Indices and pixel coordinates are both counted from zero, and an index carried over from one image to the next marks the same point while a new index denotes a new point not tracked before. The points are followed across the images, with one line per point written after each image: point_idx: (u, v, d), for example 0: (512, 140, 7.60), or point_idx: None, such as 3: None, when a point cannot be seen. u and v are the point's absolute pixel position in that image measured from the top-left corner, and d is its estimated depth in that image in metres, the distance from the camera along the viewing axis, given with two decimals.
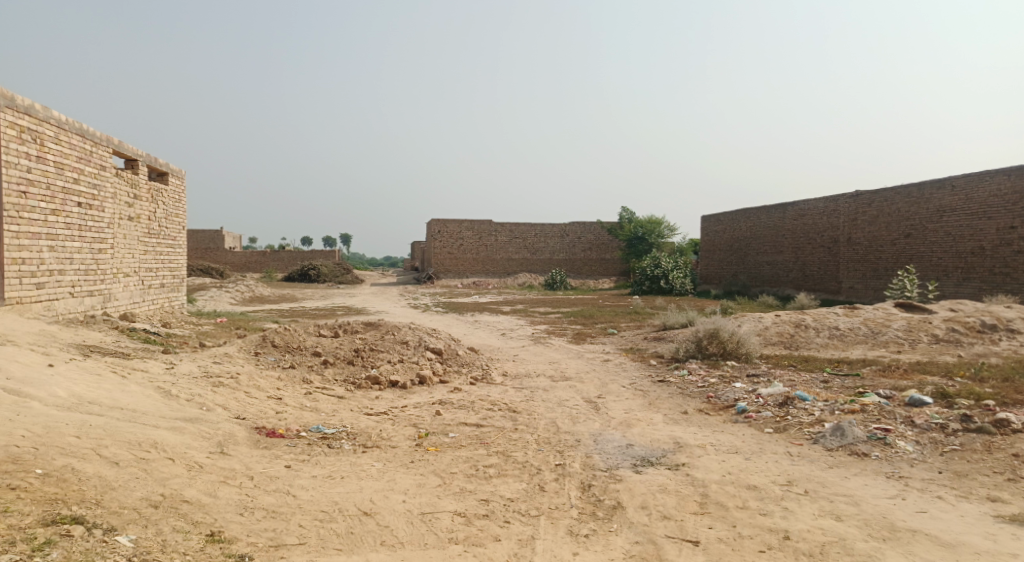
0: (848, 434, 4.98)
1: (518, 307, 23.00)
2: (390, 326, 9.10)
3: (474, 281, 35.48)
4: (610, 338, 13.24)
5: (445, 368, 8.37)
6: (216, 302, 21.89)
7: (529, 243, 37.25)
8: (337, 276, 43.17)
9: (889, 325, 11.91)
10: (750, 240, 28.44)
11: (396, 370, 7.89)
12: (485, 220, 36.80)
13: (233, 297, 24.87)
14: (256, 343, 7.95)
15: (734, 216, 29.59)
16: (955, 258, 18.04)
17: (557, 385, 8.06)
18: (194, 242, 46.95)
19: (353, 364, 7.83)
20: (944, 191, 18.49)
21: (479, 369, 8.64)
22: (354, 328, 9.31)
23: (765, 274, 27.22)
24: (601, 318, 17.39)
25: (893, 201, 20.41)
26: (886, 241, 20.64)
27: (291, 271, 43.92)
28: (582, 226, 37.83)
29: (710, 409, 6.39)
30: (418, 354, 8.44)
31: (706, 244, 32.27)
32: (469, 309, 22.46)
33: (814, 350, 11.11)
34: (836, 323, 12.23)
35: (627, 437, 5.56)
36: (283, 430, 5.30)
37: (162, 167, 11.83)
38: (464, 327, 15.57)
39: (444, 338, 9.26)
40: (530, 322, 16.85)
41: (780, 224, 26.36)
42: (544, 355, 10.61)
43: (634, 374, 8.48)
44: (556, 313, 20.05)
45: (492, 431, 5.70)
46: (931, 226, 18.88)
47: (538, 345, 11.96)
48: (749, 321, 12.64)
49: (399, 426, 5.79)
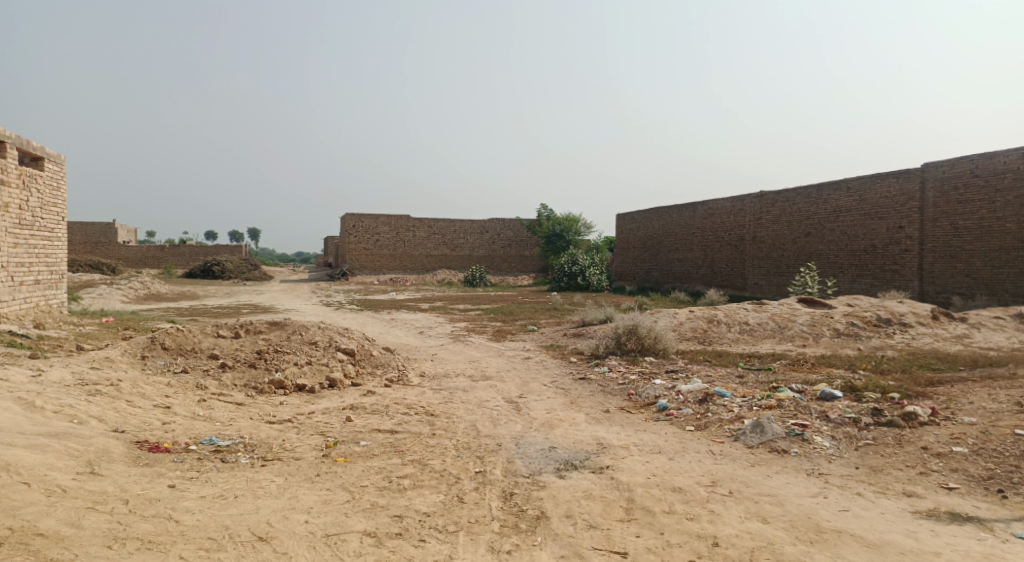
0: (768, 431, 5.13)
1: (438, 305, 22.50)
2: (298, 326, 8.48)
3: (392, 278, 34.54)
4: (531, 334, 13.12)
5: (357, 370, 7.89)
6: (104, 300, 19.95)
7: (448, 239, 36.75)
8: (245, 272, 40.81)
9: (795, 320, 12.52)
10: (662, 238, 29.34)
11: (303, 373, 7.32)
12: (403, 215, 35.93)
13: (124, 294, 22.80)
14: (141, 345, 7.10)
15: (647, 214, 30.42)
16: (850, 256, 19.34)
17: (478, 385, 7.76)
18: (80, 234, 42.92)
19: (256, 368, 7.18)
20: (840, 192, 19.77)
21: (395, 370, 8.21)
22: (257, 328, 8.59)
23: (676, 271, 28.18)
24: (522, 315, 17.26)
25: (794, 201, 21.61)
26: (788, 239, 21.83)
27: (193, 266, 41.13)
28: (502, 223, 37.73)
29: (632, 407, 6.34)
30: (328, 356, 7.90)
31: (620, 241, 33.01)
32: (386, 306, 21.77)
33: (727, 345, 11.46)
34: (747, 318, 12.71)
35: (549, 438, 5.35)
36: (168, 443, 4.63)
37: (38, 151, 10.48)
38: (380, 325, 14.98)
39: (356, 339, 8.75)
40: (449, 319, 16.48)
41: (690, 222, 27.34)
42: (464, 354, 10.29)
43: (555, 371, 8.33)
44: (475, 310, 19.79)
45: (407, 438, 5.33)
46: (828, 225, 20.14)
47: (457, 343, 11.62)
48: (665, 316, 12.88)
49: (305, 435, 5.29)
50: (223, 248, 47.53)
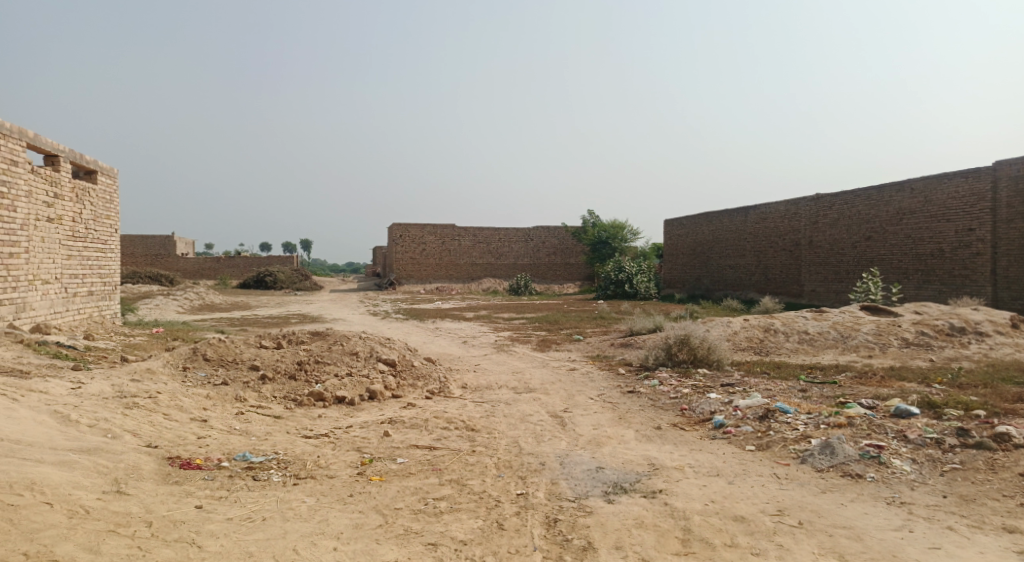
0: (839, 453, 4.60)
1: (482, 313, 22.33)
2: (339, 336, 8.37)
3: (437, 287, 34.66)
4: (577, 344, 12.74)
5: (398, 381, 7.70)
6: (161, 311, 20.57)
7: (493, 247, 36.67)
8: (296, 283, 41.73)
9: (858, 328, 11.74)
10: (712, 243, 28.45)
11: (343, 385, 7.17)
12: (448, 224, 36.06)
13: (180, 305, 23.52)
14: (184, 356, 7.10)
15: (696, 220, 29.59)
16: (915, 261, 18.18)
17: (521, 398, 7.45)
18: (142, 248, 44.77)
19: (296, 379, 7.08)
20: (904, 193, 18.66)
21: (436, 382, 7.98)
22: (299, 338, 8.52)
23: (728, 277, 27.24)
24: (567, 324, 16.89)
25: (853, 204, 20.55)
26: (847, 244, 20.75)
27: (246, 277, 42.34)
28: (546, 230, 37.42)
29: (685, 424, 5.91)
30: (369, 367, 7.75)
31: (668, 247, 32.21)
32: (431, 316, 21.73)
33: (785, 355, 10.81)
34: (806, 327, 12.01)
35: (596, 458, 4.99)
36: (201, 460, 4.51)
37: (90, 164, 10.83)
38: (424, 334, 14.87)
39: (398, 349, 8.58)
40: (493, 328, 16.25)
41: (742, 227, 26.41)
42: (507, 364, 10.00)
43: (602, 384, 7.95)
44: (520, 318, 19.51)
45: (446, 455, 5.07)
46: (891, 229, 19.04)
47: (501, 353, 11.35)
48: (717, 325, 12.30)
49: (341, 451, 5.09)
50: (275, 259, 48.82)
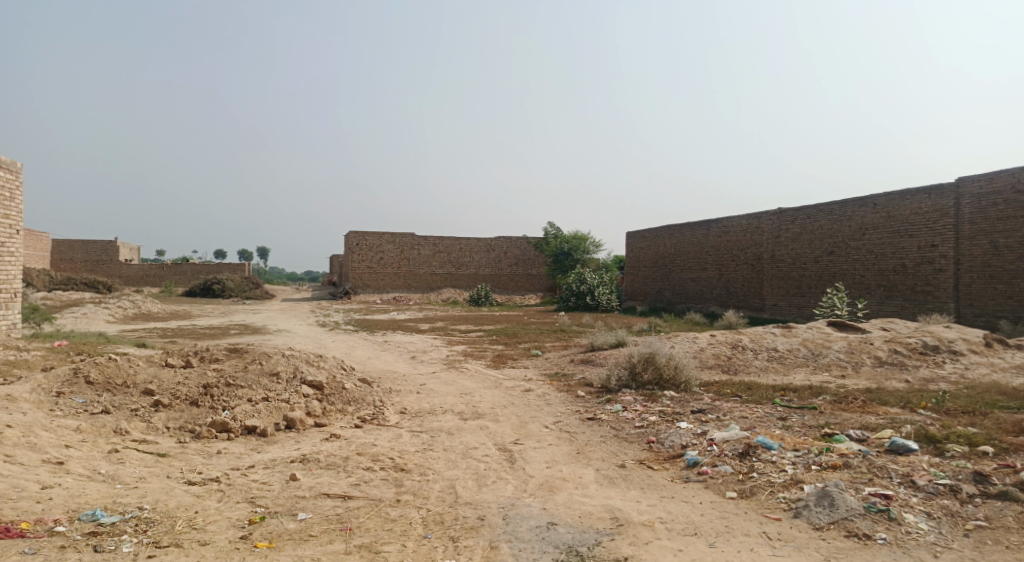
0: (840, 505, 3.82)
1: (438, 326, 21.24)
2: (260, 353, 7.27)
3: (395, 297, 33.40)
4: (534, 360, 11.88)
5: (325, 407, 6.67)
6: (86, 322, 18.86)
7: (453, 257, 35.67)
8: (246, 291, 39.86)
9: (829, 346, 11.25)
10: (674, 256, 28.11)
11: (256, 413, 6.10)
12: (407, 233, 34.91)
13: (111, 314, 21.79)
14: (61, 378, 5.89)
15: (658, 232, 29.24)
16: (877, 276, 17.99)
17: (466, 427, 6.49)
18: (82, 252, 42.18)
19: (198, 406, 5.96)
20: (866, 208, 18.51)
21: (370, 408, 6.96)
22: (213, 356, 7.38)
23: (690, 290, 26.90)
24: (526, 338, 16.03)
25: (816, 218, 20.34)
26: (809, 258, 20.52)
27: (193, 285, 40.26)
28: (508, 241, 36.62)
29: (654, 461, 5.09)
30: (292, 390, 6.69)
31: (630, 260, 31.78)
32: (383, 328, 20.58)
33: (755, 375, 10.16)
34: (775, 345, 11.46)
35: (547, 510, 4.06)
36: (27, 522, 3.41)
37: None
38: (371, 348, 13.80)
39: (329, 369, 7.54)
40: (447, 342, 15.27)
41: (704, 240, 26.10)
42: (456, 384, 9.02)
43: (560, 409, 7.05)
44: (477, 331, 18.62)
45: (363, 507, 4.07)
46: (853, 244, 18.85)
47: (452, 371, 10.36)
48: (683, 341, 11.60)
49: (229, 502, 4.04)
50: (226, 266, 46.68)
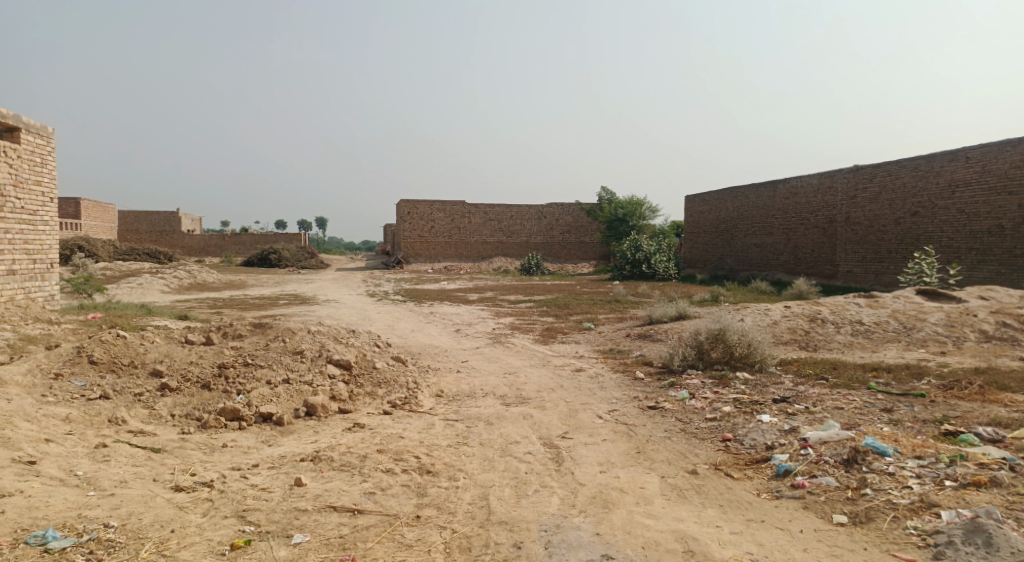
0: (1001, 544, 2.79)
1: (487, 296, 20.56)
2: (286, 328, 6.64)
3: (446, 266, 32.94)
4: (586, 334, 10.99)
5: (352, 389, 6.00)
6: (142, 293, 19.07)
7: (504, 225, 34.84)
8: (300, 261, 40.30)
9: (924, 319, 9.85)
10: (736, 221, 26.38)
11: (274, 398, 5.47)
12: (456, 201, 34.22)
13: (167, 284, 22.11)
14: (63, 357, 5.41)
15: (719, 195, 27.48)
16: (968, 239, 16.06)
17: (508, 415, 5.70)
18: (147, 224, 43.57)
19: (210, 390, 5.38)
20: (957, 162, 16.48)
21: (402, 390, 6.24)
22: (236, 331, 6.81)
23: (754, 257, 25.23)
24: (578, 309, 15.11)
25: (898, 175, 18.35)
26: (889, 220, 18.61)
27: (251, 255, 41.05)
28: (560, 207, 35.45)
29: (733, 467, 4.15)
30: (317, 369, 6.05)
31: (689, 225, 30.15)
32: (431, 298, 20.04)
33: (839, 352, 8.95)
34: (859, 317, 10.14)
35: (602, 537, 3.21)
36: None
37: (9, 119, 9.11)
38: (415, 320, 13.20)
39: (361, 346, 6.88)
40: (495, 314, 14.52)
41: (769, 203, 24.28)
42: (500, 362, 8.23)
43: (615, 395, 6.15)
44: (526, 302, 17.84)
45: (373, 527, 3.33)
46: (940, 203, 16.90)
47: (496, 346, 9.58)
48: (753, 313, 10.44)
49: (215, 517, 3.36)
50: (282, 236, 47.39)
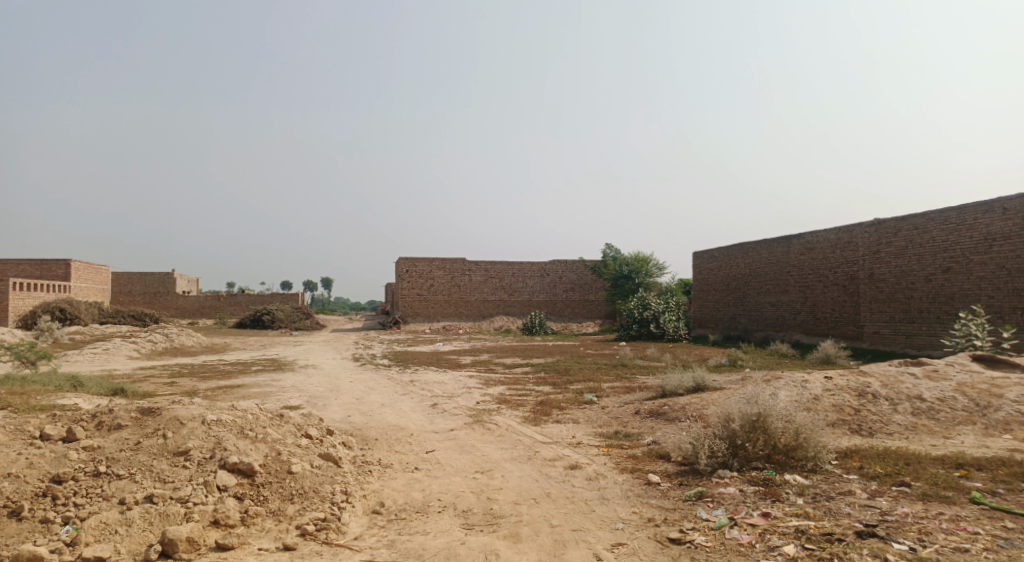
0: None
1: (482, 359, 18.85)
2: (174, 415, 4.90)
3: (444, 326, 31.29)
4: (587, 409, 9.23)
5: (248, 508, 4.24)
6: (106, 359, 17.43)
7: (505, 283, 33.34)
8: (294, 322, 38.76)
9: (1001, 395, 8.03)
10: (748, 278, 24.80)
11: (119, 529, 3.72)
12: (457, 258, 32.88)
13: (139, 347, 20.51)
14: None
15: (729, 252, 26.03)
16: (1012, 297, 14.31)
17: (467, 549, 3.92)
18: (140, 285, 42.33)
19: (19, 521, 3.64)
20: (992, 214, 14.95)
21: (323, 508, 4.46)
22: (113, 418, 5.06)
23: (768, 316, 23.52)
24: (580, 376, 13.35)
25: (925, 229, 16.79)
26: (918, 276, 16.95)
27: (244, 316, 39.55)
28: (564, 265, 34.03)
29: None
30: (204, 477, 4.31)
31: (698, 283, 28.60)
32: (421, 362, 18.29)
33: (902, 440, 7.15)
34: (918, 392, 8.34)
35: None
36: None
37: None
38: (392, 391, 11.44)
39: (280, 438, 5.15)
40: (486, 382, 12.74)
41: (783, 259, 22.77)
42: (474, 453, 6.43)
43: (621, 516, 4.36)
44: (522, 366, 16.07)
45: None
46: (976, 258, 15.28)
47: (476, 428, 7.82)
48: (788, 387, 8.68)
49: None
50: (278, 297, 46.06)
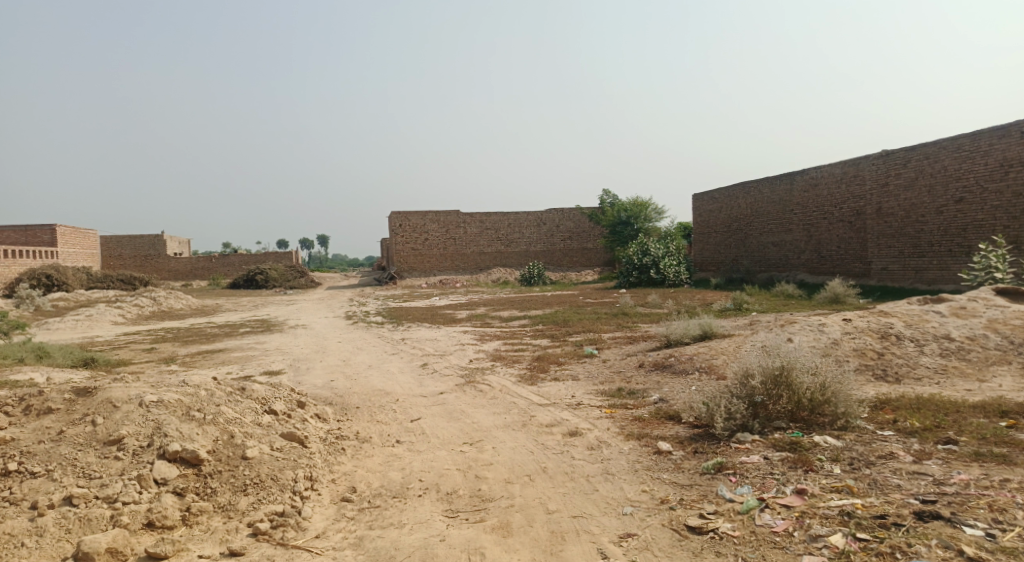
0: None
1: (479, 312, 18.23)
2: (108, 397, 4.16)
3: (441, 280, 30.64)
4: (587, 363, 8.61)
5: (193, 505, 3.56)
6: (89, 326, 16.78)
7: (501, 234, 32.50)
8: (289, 280, 38.08)
9: None
10: (750, 218, 23.97)
11: (26, 543, 3.05)
12: (451, 210, 31.93)
13: (126, 313, 19.86)
14: None
15: (731, 192, 25.09)
16: None
17: (446, 547, 3.30)
18: (130, 249, 41.39)
19: None
20: (1009, 139, 14.03)
21: (282, 499, 3.81)
22: (42, 401, 4.31)
23: (771, 257, 22.81)
24: (579, 326, 12.74)
25: (936, 158, 15.88)
26: (928, 209, 16.14)
27: (237, 276, 38.84)
28: (561, 213, 33.09)
29: None
30: (138, 469, 3.61)
31: (698, 226, 27.77)
32: (416, 318, 17.68)
33: (932, 385, 6.53)
34: (945, 332, 7.69)
35: None
36: None
37: None
38: (382, 351, 10.83)
39: (236, 418, 4.44)
40: (481, 337, 12.13)
41: (787, 197, 21.89)
42: (463, 421, 5.78)
43: (631, 497, 3.72)
44: (520, 319, 15.46)
45: None
46: (991, 186, 14.45)
47: (468, 390, 7.20)
48: (803, 332, 8.02)
49: None
50: (271, 256, 45.21)
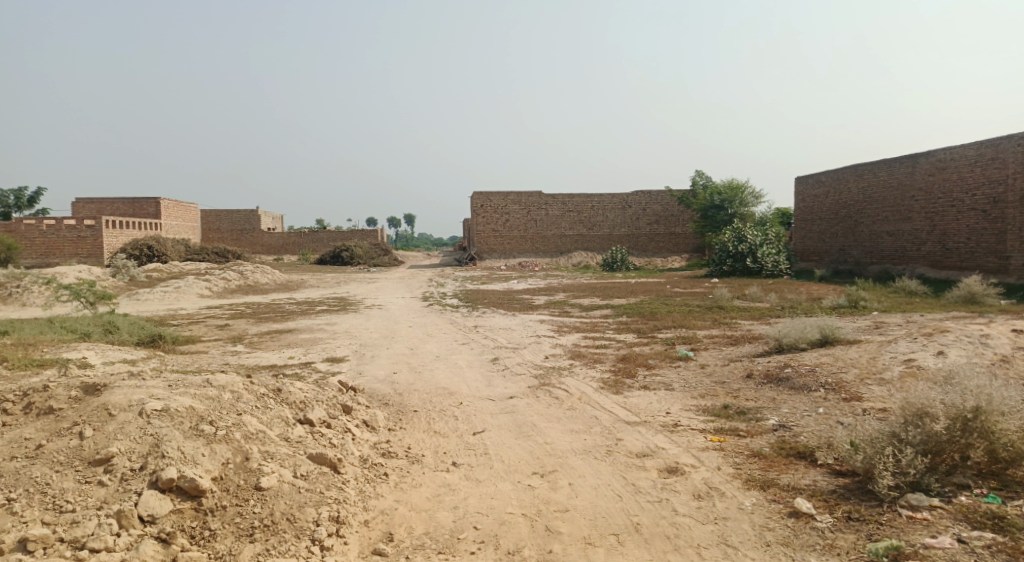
0: None
1: (557, 299, 17.15)
2: (107, 403, 3.49)
3: (520, 263, 29.77)
4: (680, 368, 7.36)
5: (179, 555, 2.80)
6: (177, 299, 17.09)
7: (584, 216, 31.14)
8: (372, 258, 38.45)
9: None
10: (861, 204, 21.39)
11: None
12: (533, 191, 30.88)
13: (213, 287, 20.31)
14: None
15: (839, 175, 22.52)
16: None
17: None
18: (227, 223, 43.20)
19: None
20: None
21: (294, 550, 2.96)
22: (45, 398, 3.71)
23: (885, 248, 20.26)
24: (668, 321, 11.42)
25: None
26: None
27: (323, 253, 39.67)
28: (648, 195, 31.28)
29: None
30: (120, 502, 2.89)
31: (800, 212, 25.29)
32: (491, 303, 16.85)
33: None
34: None
35: None
36: None
37: None
38: (451, 340, 10.02)
39: (258, 433, 3.67)
40: (558, 328, 11.08)
41: (906, 181, 19.26)
42: (534, 440, 4.78)
43: None
44: (601, 308, 14.29)
45: None
46: None
47: (542, 395, 6.20)
48: (959, 345, 6.42)
49: None
50: (357, 234, 45.99)
